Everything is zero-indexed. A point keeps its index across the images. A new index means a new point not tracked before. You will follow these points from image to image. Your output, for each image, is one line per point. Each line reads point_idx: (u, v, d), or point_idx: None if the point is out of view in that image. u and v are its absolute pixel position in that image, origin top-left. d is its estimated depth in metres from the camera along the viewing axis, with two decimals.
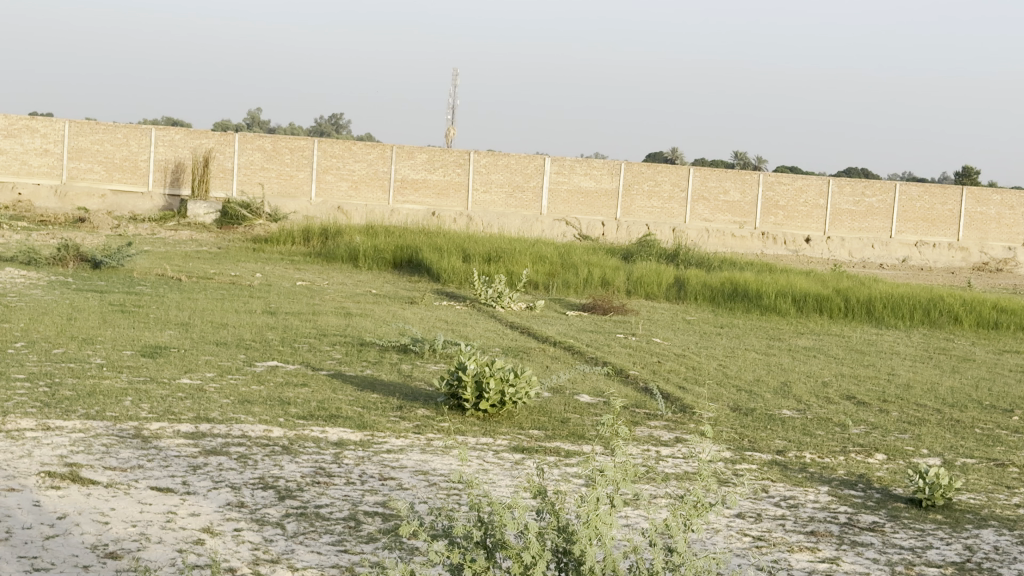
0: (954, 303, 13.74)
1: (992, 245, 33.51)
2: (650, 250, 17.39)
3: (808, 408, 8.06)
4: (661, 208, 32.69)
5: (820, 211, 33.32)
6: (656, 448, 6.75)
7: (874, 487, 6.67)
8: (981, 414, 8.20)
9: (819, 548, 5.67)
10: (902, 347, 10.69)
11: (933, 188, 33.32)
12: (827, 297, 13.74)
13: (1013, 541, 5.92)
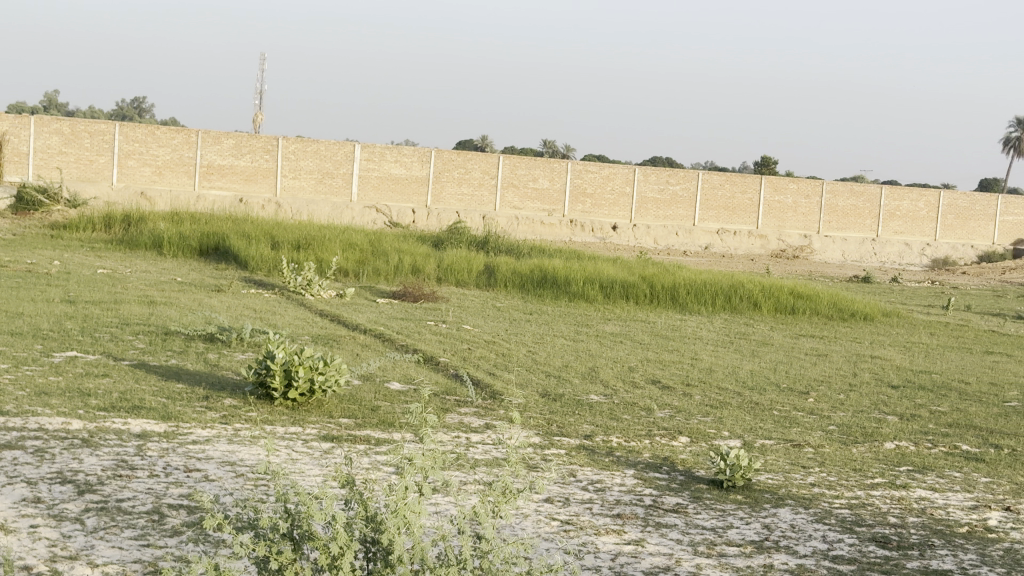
0: (754, 289, 14.18)
1: (788, 233, 37.24)
2: (460, 237, 17.46)
3: (615, 393, 8.20)
4: (472, 195, 34.13)
5: (626, 198, 35.80)
6: (465, 434, 6.78)
7: (677, 470, 6.84)
8: (780, 397, 8.49)
9: (625, 530, 5.78)
10: (704, 333, 10.97)
11: (733, 179, 36.61)
12: (632, 284, 14.03)
13: (808, 519, 6.15)
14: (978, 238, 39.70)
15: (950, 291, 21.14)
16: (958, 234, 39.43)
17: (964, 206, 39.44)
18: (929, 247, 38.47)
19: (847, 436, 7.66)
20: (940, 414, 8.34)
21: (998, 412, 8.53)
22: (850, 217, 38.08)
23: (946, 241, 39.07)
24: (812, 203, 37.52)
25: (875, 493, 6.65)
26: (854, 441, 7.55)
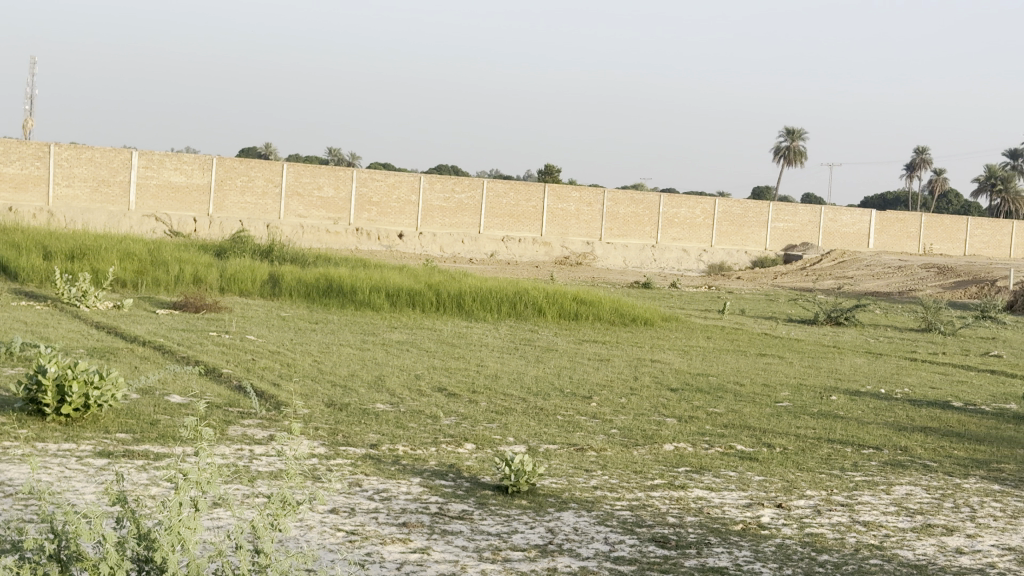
0: (538, 295, 14.38)
1: (572, 240, 39.06)
2: (244, 246, 17.21)
3: (401, 402, 8.19)
4: (255, 204, 34.64)
5: (411, 207, 36.92)
6: (248, 447, 6.66)
7: (463, 477, 6.87)
8: (563, 401, 8.62)
9: (410, 539, 5.77)
10: (488, 339, 11.07)
11: (518, 186, 38.22)
12: (418, 292, 14.08)
13: (591, 522, 6.26)
14: (751, 244, 42.25)
15: (726, 296, 21.89)
16: (732, 240, 41.90)
17: (738, 214, 41.93)
18: (705, 252, 40.92)
19: (628, 438, 7.83)
20: (716, 415, 8.61)
21: (771, 412, 8.86)
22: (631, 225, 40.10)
23: (721, 247, 41.53)
24: (595, 211, 39.55)
25: (655, 493, 6.82)
26: (635, 444, 7.72)
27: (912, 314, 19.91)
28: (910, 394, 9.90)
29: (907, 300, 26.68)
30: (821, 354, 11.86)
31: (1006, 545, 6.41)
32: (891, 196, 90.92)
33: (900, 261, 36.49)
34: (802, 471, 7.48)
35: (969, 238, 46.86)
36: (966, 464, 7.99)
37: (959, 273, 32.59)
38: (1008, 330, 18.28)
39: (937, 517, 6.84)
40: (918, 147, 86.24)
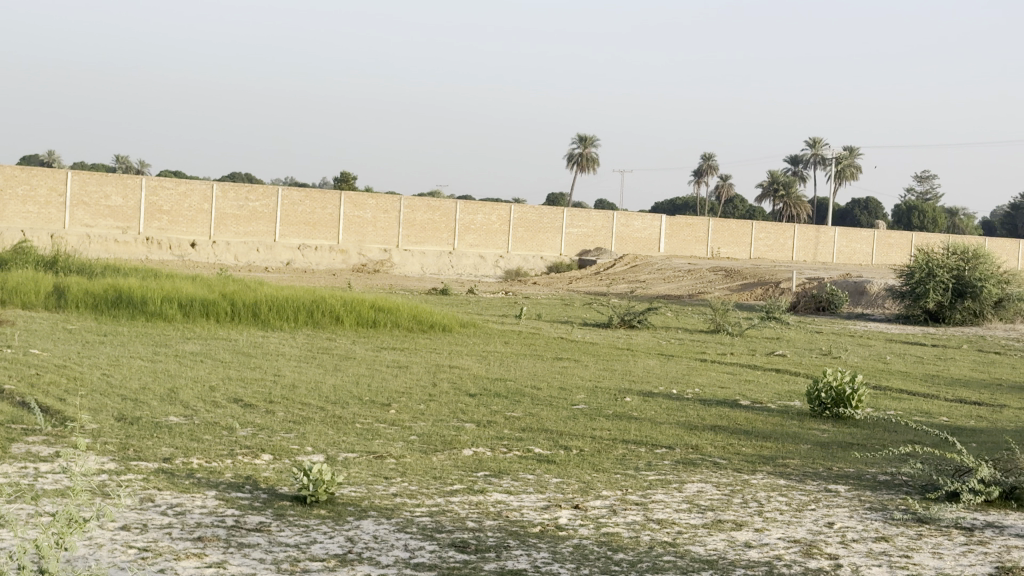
0: (336, 303, 14.27)
1: (369, 248, 39.02)
2: (27, 257, 16.63)
3: (196, 414, 8.02)
4: (38, 213, 33.46)
5: (204, 215, 36.32)
6: (34, 465, 6.42)
7: (260, 488, 6.76)
8: (362, 409, 8.57)
9: (206, 553, 5.65)
10: (285, 348, 10.94)
11: (314, 194, 38.07)
12: (212, 301, 13.83)
13: (391, 529, 6.24)
14: (547, 249, 42.82)
15: (523, 301, 22.15)
16: (527, 246, 42.24)
17: (533, 220, 42.42)
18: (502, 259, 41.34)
19: (428, 445, 7.84)
20: (514, 419, 8.69)
21: (567, 414, 9.00)
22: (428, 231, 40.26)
23: (517, 253, 41.91)
24: (392, 218, 39.62)
25: (454, 499, 6.84)
26: (434, 450, 7.73)
27: (701, 315, 20.53)
28: (701, 394, 10.17)
29: (696, 303, 27.53)
30: (615, 357, 12.10)
31: (792, 538, 6.66)
32: (680, 200, 93.49)
33: (689, 265, 37.55)
34: (598, 471, 7.62)
35: (755, 242, 48.49)
36: (754, 461, 8.26)
37: (744, 275, 33.75)
38: (791, 330, 19.01)
39: (727, 512, 7.07)
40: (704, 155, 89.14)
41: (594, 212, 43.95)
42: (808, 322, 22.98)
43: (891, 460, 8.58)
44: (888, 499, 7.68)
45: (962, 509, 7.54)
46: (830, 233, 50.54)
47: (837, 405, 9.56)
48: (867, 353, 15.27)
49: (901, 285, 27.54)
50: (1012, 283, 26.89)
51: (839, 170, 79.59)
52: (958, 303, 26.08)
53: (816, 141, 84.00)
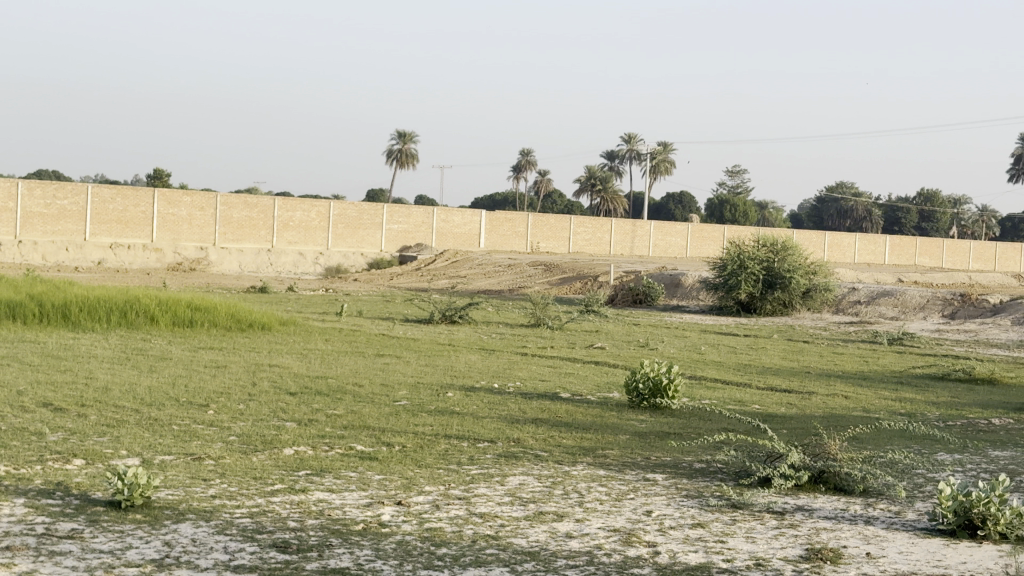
0: (150, 303, 13.96)
1: (185, 246, 38.38)
2: None
3: (2, 420, 7.74)
4: None
5: (9, 214, 35.20)
6: None
7: (72, 494, 6.57)
8: (179, 411, 8.40)
9: (15, 563, 5.46)
10: (97, 350, 10.65)
11: (125, 192, 37.30)
12: (18, 303, 13.38)
13: (209, 532, 6.14)
14: (367, 246, 43.01)
15: (342, 298, 22.00)
16: (347, 242, 42.52)
17: (352, 217, 42.62)
18: (321, 256, 41.14)
19: (247, 445, 7.74)
20: (336, 417, 8.63)
21: (389, 411, 8.98)
22: (246, 230, 39.99)
23: (337, 250, 41.96)
24: (208, 216, 39.09)
25: (275, 499, 6.77)
26: (253, 450, 7.63)
27: (522, 310, 20.74)
28: (522, 388, 10.28)
29: (517, 298, 27.80)
30: (437, 352, 12.13)
31: (612, 527, 6.78)
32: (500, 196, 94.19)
33: (510, 260, 37.87)
34: (421, 467, 7.62)
35: (574, 237, 49.18)
36: (575, 452, 8.39)
37: (564, 270, 34.20)
38: (609, 323, 19.34)
39: (548, 504, 7.15)
40: (523, 152, 90.27)
41: (415, 208, 44.23)
42: (624, 314, 23.43)
43: (706, 447, 8.81)
44: (703, 486, 7.88)
45: (773, 494, 7.79)
46: (647, 225, 51.40)
47: (654, 395, 9.77)
48: (683, 344, 15.64)
49: (714, 278, 28.26)
50: (820, 274, 27.89)
51: (655, 166, 81.29)
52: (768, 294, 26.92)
53: (631, 137, 85.56)
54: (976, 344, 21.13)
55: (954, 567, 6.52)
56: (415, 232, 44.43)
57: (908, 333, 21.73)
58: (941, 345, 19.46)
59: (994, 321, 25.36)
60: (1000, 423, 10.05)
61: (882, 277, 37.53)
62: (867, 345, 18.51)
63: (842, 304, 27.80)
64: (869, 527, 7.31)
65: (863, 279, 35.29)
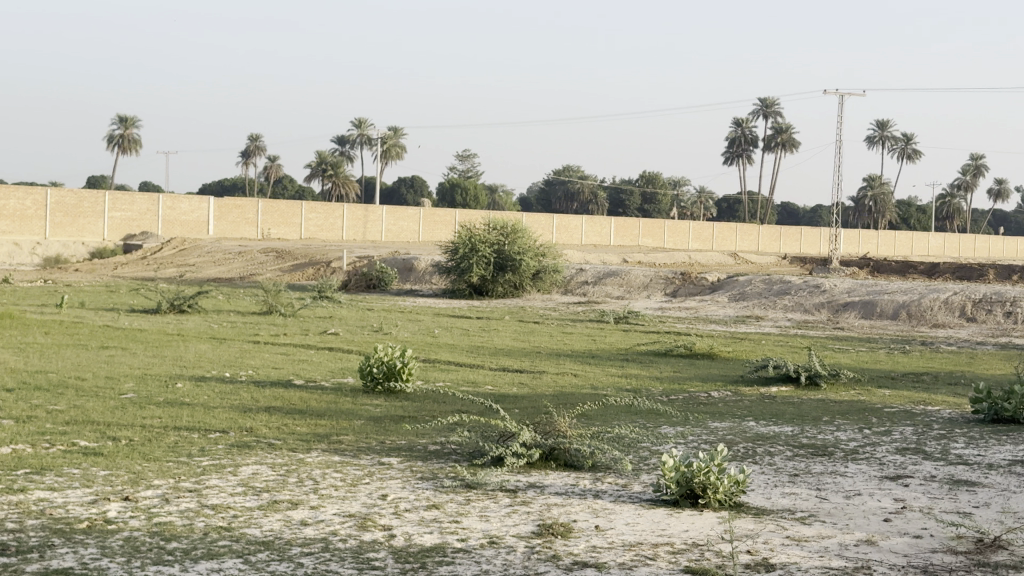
0: None
1: None
2: None
3: None
4: None
5: None
6: None
7: None
8: None
9: None
10: None
11: None
12: None
13: None
14: (88, 235, 41.69)
15: (63, 289, 21.18)
16: (67, 232, 41.05)
17: (71, 205, 41.27)
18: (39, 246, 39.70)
19: None
20: (56, 413, 8.33)
21: (114, 404, 8.72)
22: None
23: (56, 239, 40.47)
24: None
25: None
26: None
27: (252, 297, 20.44)
28: (254, 376, 10.16)
29: (249, 285, 27.38)
30: (164, 343, 11.85)
31: (346, 513, 6.78)
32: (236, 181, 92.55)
33: (243, 247, 37.29)
34: (148, 461, 7.44)
35: (305, 223, 48.78)
36: (309, 439, 8.34)
37: (297, 257, 33.90)
38: (342, 308, 19.29)
39: (282, 492, 7.09)
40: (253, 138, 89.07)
41: (139, 196, 43.24)
42: (359, 300, 23.40)
43: (440, 429, 8.92)
44: (438, 468, 7.96)
45: (506, 473, 7.94)
46: (379, 212, 51.23)
47: (388, 379, 9.81)
48: (416, 328, 15.76)
49: (446, 262, 28.37)
50: (550, 256, 28.64)
51: (388, 150, 81.36)
52: (499, 276, 27.36)
53: (359, 123, 85.18)
54: (695, 320, 22.07)
55: (676, 536, 6.82)
56: (140, 220, 43.39)
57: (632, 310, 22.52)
58: (664, 322, 20.25)
59: (714, 299, 26.56)
60: (718, 395, 10.55)
61: (608, 257, 38.70)
62: (594, 324, 19.09)
63: (570, 285, 29.40)
64: (598, 500, 7.55)
65: (593, 260, 36.30)
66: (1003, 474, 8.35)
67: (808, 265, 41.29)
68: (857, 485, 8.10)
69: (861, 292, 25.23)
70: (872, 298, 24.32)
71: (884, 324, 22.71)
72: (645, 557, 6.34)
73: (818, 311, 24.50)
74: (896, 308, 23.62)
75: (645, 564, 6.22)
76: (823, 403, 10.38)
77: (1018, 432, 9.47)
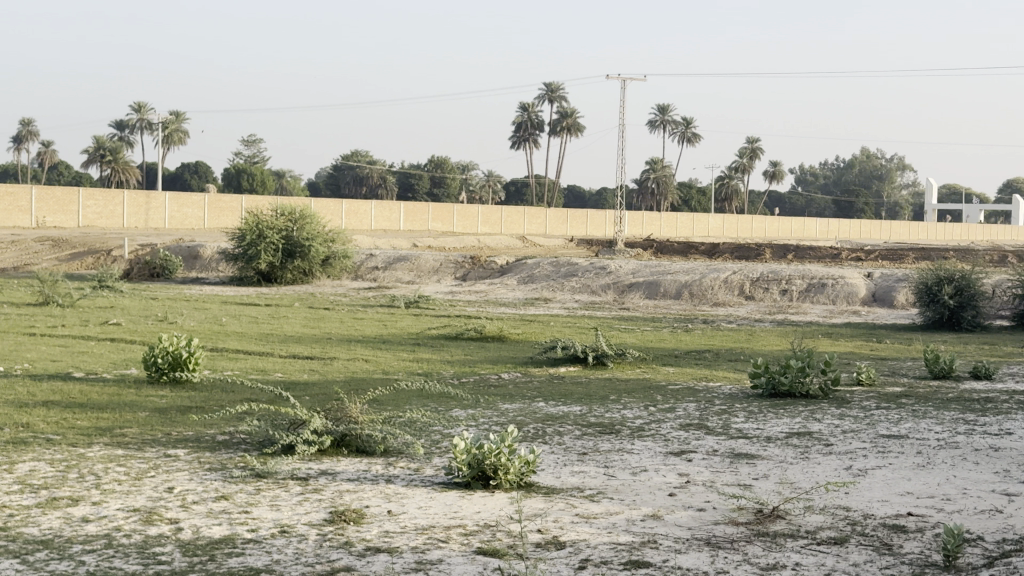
0: None
1: None
2: None
3: None
4: None
5: None
6: None
7: None
8: None
9: None
10: None
11: None
12: None
13: None
14: None
15: None
16: None
17: None
18: None
19: None
20: None
21: None
22: None
23: None
24: None
25: None
26: None
27: (27, 288, 19.74)
28: (31, 369, 9.82)
29: (24, 275, 26.41)
30: None
31: (130, 507, 6.60)
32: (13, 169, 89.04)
33: (17, 236, 35.93)
34: None
35: (84, 210, 47.21)
36: (90, 434, 8.09)
37: (76, 246, 32.87)
38: (122, 297, 18.80)
39: (63, 489, 6.86)
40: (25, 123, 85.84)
41: None
42: (141, 288, 22.83)
43: (228, 419, 8.78)
44: (226, 458, 7.83)
45: (296, 461, 7.85)
46: (162, 197, 49.48)
47: (173, 369, 9.60)
48: (200, 316, 15.50)
49: (233, 248, 27.83)
50: (339, 242, 28.51)
51: (173, 135, 79.54)
52: (287, 263, 27.06)
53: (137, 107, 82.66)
54: (484, 303, 22.27)
55: (468, 517, 6.86)
56: None
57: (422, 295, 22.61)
58: (454, 306, 20.36)
59: (504, 283, 26.87)
60: (508, 376, 10.69)
61: (399, 241, 38.72)
62: (384, 308, 19.09)
63: (360, 270, 29.46)
64: (390, 485, 7.54)
65: (383, 245, 36.27)
66: (780, 446, 8.68)
67: (597, 246, 42.11)
68: (644, 462, 8.29)
69: (644, 273, 25.86)
70: (656, 278, 24.96)
71: (668, 304, 23.35)
72: (437, 540, 6.36)
73: (604, 292, 25.01)
74: (678, 288, 24.32)
75: (438, 547, 6.24)
76: (611, 382, 10.63)
77: (793, 405, 9.87)
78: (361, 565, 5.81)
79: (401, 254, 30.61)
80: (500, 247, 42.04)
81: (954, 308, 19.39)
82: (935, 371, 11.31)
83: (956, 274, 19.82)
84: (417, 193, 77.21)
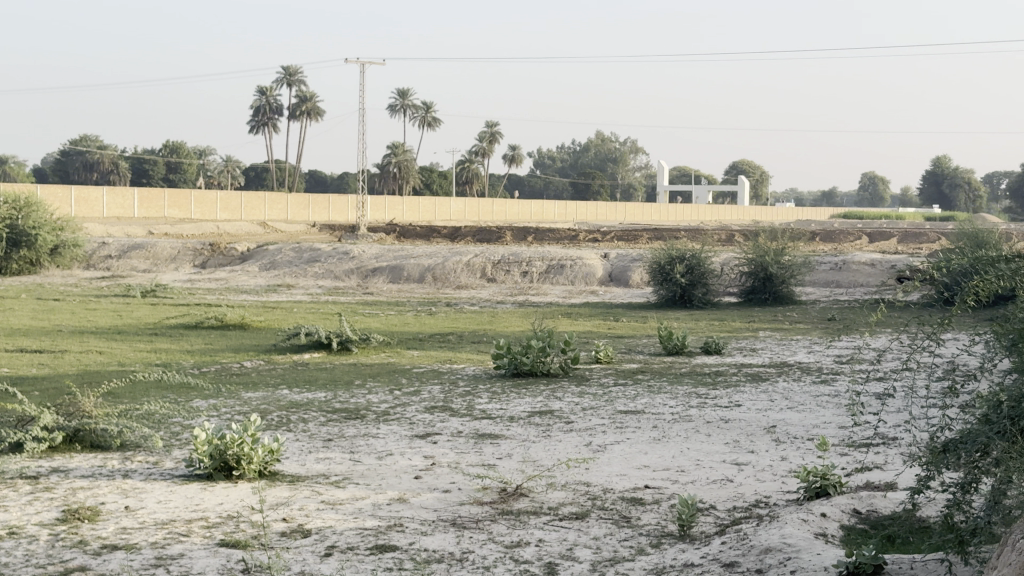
0: None
1: None
2: None
3: None
4: None
5: None
6: None
7: None
8: None
9: None
10: None
11: None
12: None
13: None
14: None
15: None
16: None
17: None
18: None
19: None
20: None
21: None
22: None
23: None
24: None
25: None
26: None
27: None
28: None
29: None
30: None
31: None
32: None
33: None
34: None
35: None
36: None
37: None
38: None
39: None
40: None
41: None
42: None
43: None
44: None
45: (26, 460, 7.51)
46: None
47: None
48: None
49: None
50: (68, 230, 27.41)
51: None
52: (13, 253, 25.85)
53: None
54: (223, 290, 21.82)
55: (210, 509, 6.71)
56: None
57: (158, 284, 21.98)
58: (192, 294, 19.91)
59: (245, 270, 26.41)
60: (251, 364, 10.51)
61: (135, 229, 37.48)
62: (117, 298, 18.47)
63: (92, 260, 28.49)
64: (127, 480, 7.29)
65: (117, 233, 35.06)
66: (522, 425, 8.81)
67: (340, 230, 41.80)
68: (388, 446, 8.28)
69: (387, 258, 25.82)
70: (400, 262, 24.95)
71: (411, 288, 23.40)
72: (177, 534, 6.18)
73: (348, 277, 24.86)
74: (421, 271, 24.40)
75: (178, 540, 6.07)
76: (355, 367, 10.60)
77: (535, 384, 10.06)
78: (97, 564, 5.60)
79: (138, 241, 29.72)
80: (240, 233, 41.29)
81: (685, 286, 20.17)
82: (669, 347, 11.71)
83: (687, 253, 20.58)
84: (150, 177, 74.84)
